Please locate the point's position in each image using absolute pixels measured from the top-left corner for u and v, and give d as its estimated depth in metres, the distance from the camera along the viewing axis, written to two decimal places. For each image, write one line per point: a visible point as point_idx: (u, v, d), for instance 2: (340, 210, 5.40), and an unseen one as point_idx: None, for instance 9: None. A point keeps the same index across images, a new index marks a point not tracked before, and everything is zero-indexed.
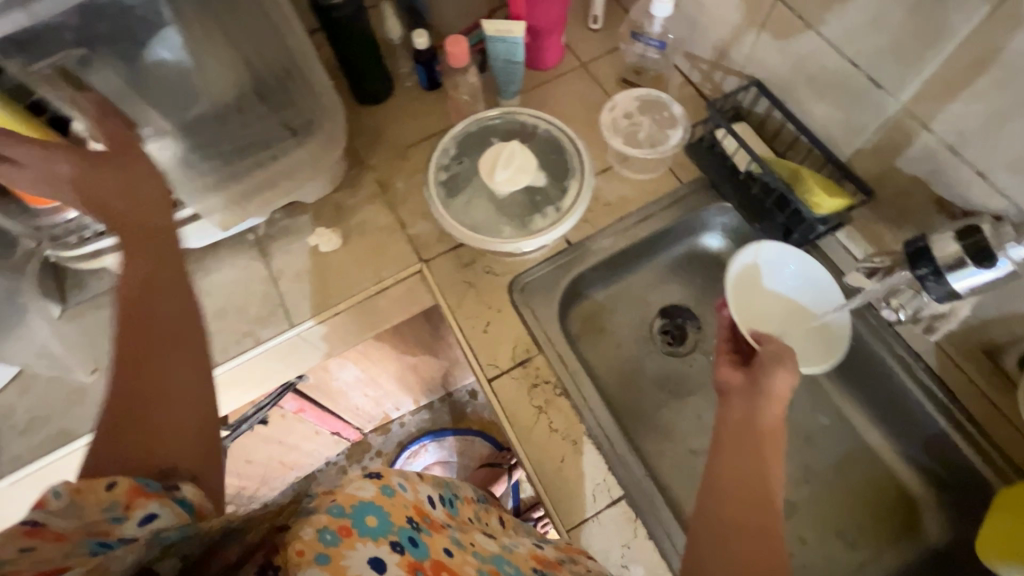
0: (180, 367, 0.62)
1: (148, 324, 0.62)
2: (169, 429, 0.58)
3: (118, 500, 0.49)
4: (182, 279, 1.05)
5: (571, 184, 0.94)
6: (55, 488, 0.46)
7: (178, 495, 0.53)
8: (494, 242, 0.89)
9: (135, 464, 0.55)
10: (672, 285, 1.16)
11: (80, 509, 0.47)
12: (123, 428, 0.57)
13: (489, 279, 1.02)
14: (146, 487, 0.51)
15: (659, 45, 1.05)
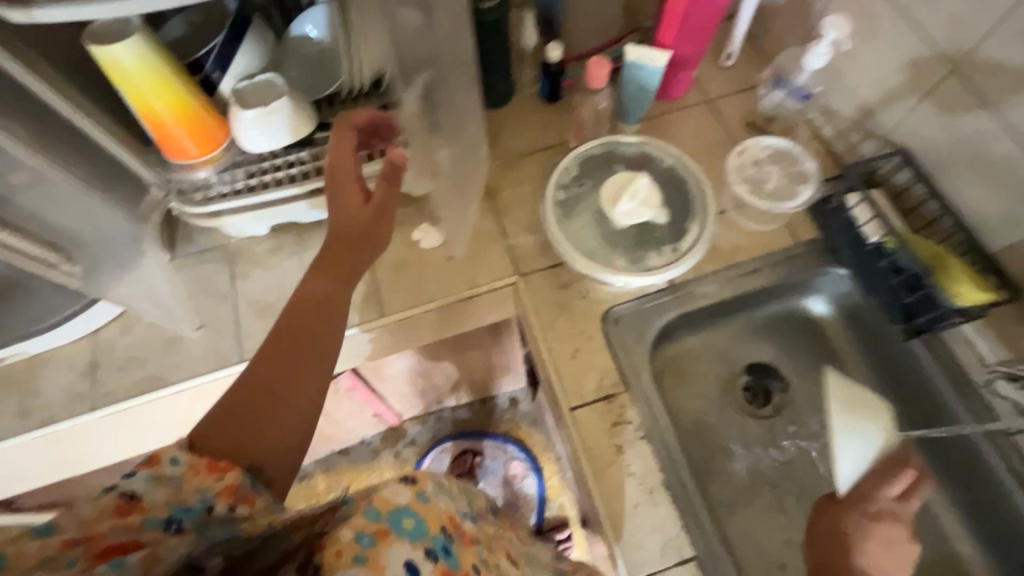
0: (301, 386, 0.73)
1: (291, 347, 0.74)
2: (269, 433, 0.68)
3: (211, 489, 0.61)
4: (284, 249, 1.08)
5: (691, 225, 0.91)
6: (170, 461, 0.60)
7: (264, 503, 0.64)
8: (604, 272, 0.87)
9: (235, 448, 0.66)
10: (764, 343, 1.11)
11: (173, 486, 0.59)
12: (242, 416, 0.68)
13: (584, 305, 1.00)
14: (235, 480, 0.62)
15: (803, 97, 1.01)
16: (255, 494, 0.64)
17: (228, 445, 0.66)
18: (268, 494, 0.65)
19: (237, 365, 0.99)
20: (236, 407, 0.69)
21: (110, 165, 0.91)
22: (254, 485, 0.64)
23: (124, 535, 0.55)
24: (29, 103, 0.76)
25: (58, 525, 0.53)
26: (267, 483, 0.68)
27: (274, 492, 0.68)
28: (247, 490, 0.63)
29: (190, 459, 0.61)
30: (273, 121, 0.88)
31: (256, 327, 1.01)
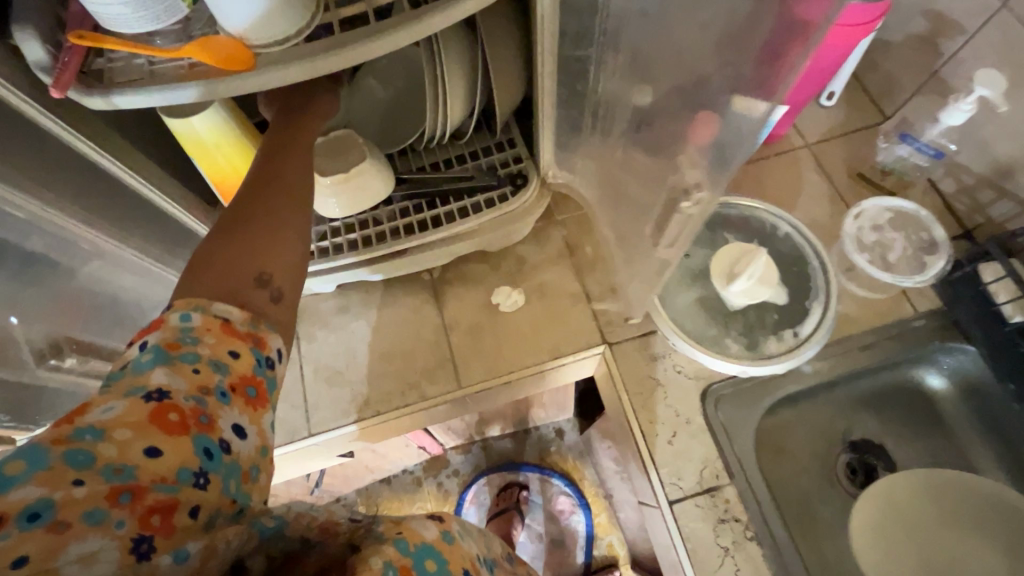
0: (289, 211, 0.62)
1: (269, 181, 0.63)
2: (277, 236, 0.59)
3: (227, 368, 0.49)
4: (351, 308, 1.01)
5: (811, 305, 0.83)
6: (184, 335, 0.48)
7: (271, 354, 0.53)
8: (717, 359, 0.80)
9: (227, 280, 0.54)
10: (871, 418, 1.00)
11: (195, 373, 0.47)
12: (242, 218, 0.58)
13: (680, 381, 0.91)
14: (235, 321, 0.51)
15: (936, 153, 0.96)
16: (262, 351, 0.52)
17: (229, 271, 0.54)
18: (275, 332, 0.55)
19: (306, 438, 0.94)
20: (225, 235, 0.57)
21: (178, 233, 0.85)
22: (261, 356, 0.52)
23: (163, 491, 0.42)
24: (106, 186, 0.70)
25: (94, 444, 0.40)
26: (278, 293, 0.56)
27: (282, 302, 0.57)
28: (256, 334, 0.52)
29: (229, 312, 0.51)
30: (353, 185, 0.82)
31: (324, 397, 0.95)
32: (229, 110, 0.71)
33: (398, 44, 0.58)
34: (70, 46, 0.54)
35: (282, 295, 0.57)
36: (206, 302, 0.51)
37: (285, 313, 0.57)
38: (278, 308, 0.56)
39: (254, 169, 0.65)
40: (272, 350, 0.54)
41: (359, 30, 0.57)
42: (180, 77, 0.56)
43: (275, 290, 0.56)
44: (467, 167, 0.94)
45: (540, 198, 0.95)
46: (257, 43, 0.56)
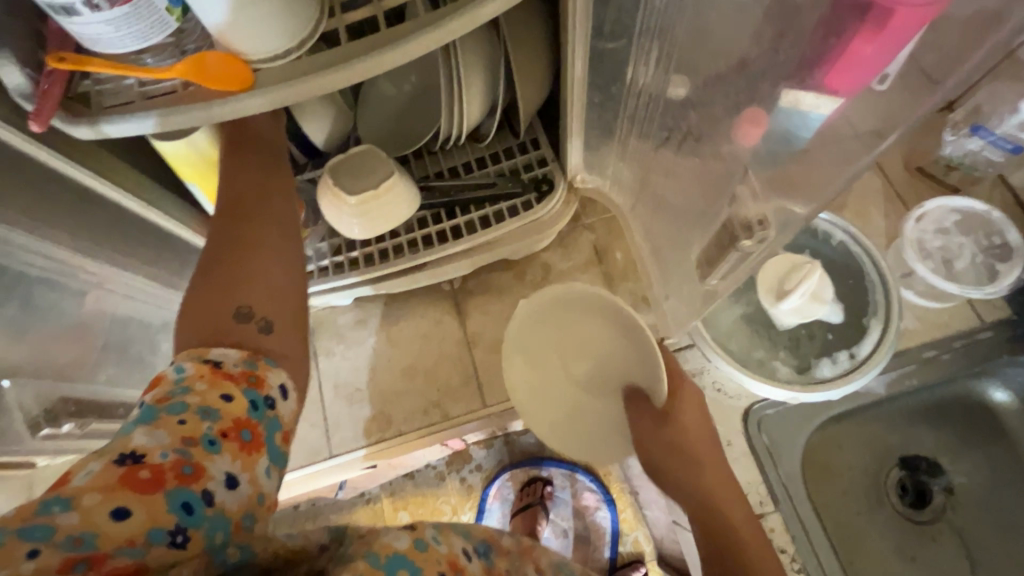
0: (271, 236, 0.58)
1: (244, 211, 0.59)
2: (259, 268, 0.55)
3: (218, 413, 0.43)
4: (369, 322, 0.96)
5: (870, 322, 0.75)
6: (175, 388, 0.44)
7: (270, 393, 0.48)
8: (766, 386, 0.74)
9: (210, 322, 0.51)
10: (926, 433, 0.92)
11: (180, 424, 0.42)
12: (222, 253, 0.55)
13: (721, 402, 0.84)
14: (227, 364, 0.47)
15: (1010, 147, 0.84)
16: (260, 391, 0.47)
17: (209, 313, 0.51)
18: (277, 369, 0.50)
19: (328, 459, 0.91)
20: (206, 276, 0.54)
21: (185, 251, 0.81)
22: (258, 396, 0.47)
23: (129, 555, 0.36)
24: (107, 214, 0.66)
25: (54, 516, 0.34)
26: (267, 324, 0.53)
27: (274, 332, 0.53)
28: (252, 372, 0.48)
29: (224, 356, 0.48)
30: (382, 204, 0.76)
31: (345, 416, 0.92)
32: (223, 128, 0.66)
33: (410, 56, 0.51)
34: (49, 71, 0.48)
35: (272, 324, 0.53)
36: (201, 351, 0.48)
37: (281, 343, 0.53)
38: (270, 338, 0.52)
39: (228, 197, 0.60)
40: (273, 388, 0.49)
41: (370, 40, 0.51)
42: (173, 101, 0.50)
43: (263, 321, 0.53)
44: (488, 172, 0.87)
45: (568, 204, 0.89)
46: (257, 57, 0.49)
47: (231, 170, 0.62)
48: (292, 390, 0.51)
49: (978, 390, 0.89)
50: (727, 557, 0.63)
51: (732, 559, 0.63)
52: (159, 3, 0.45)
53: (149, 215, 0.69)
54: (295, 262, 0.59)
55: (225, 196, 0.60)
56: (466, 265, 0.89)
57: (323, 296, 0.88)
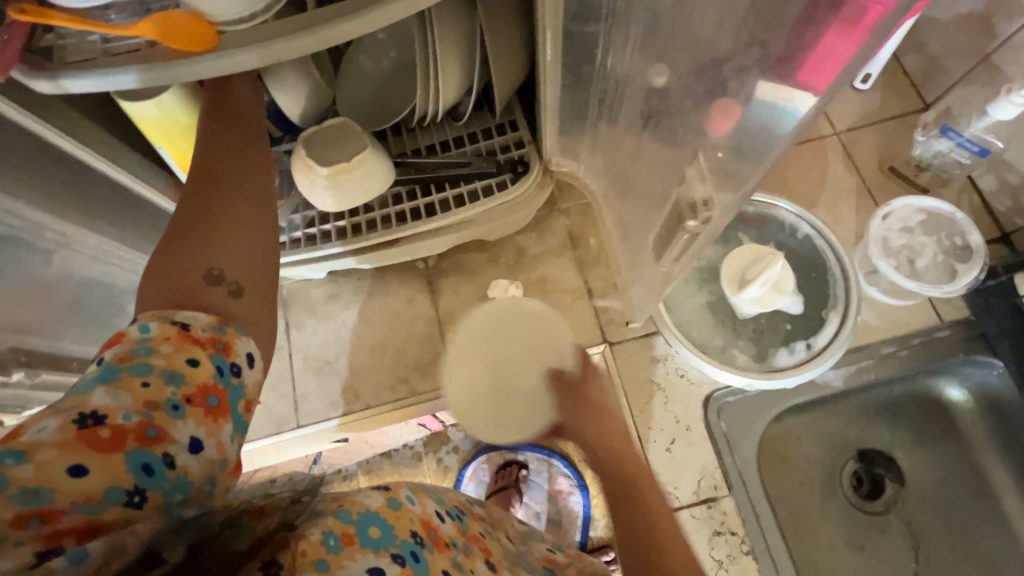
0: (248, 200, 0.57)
1: (221, 175, 0.58)
2: (231, 230, 0.54)
3: (183, 378, 0.43)
4: (343, 297, 0.97)
5: (829, 315, 0.77)
6: (139, 348, 0.43)
7: (237, 360, 0.48)
8: (725, 372, 0.75)
9: (177, 279, 0.49)
10: (881, 428, 0.94)
11: (143, 387, 0.41)
12: (194, 215, 0.54)
13: (683, 386, 0.87)
14: (195, 326, 0.46)
15: (979, 150, 0.84)
16: (227, 357, 0.47)
17: (176, 271, 0.50)
18: (245, 337, 0.50)
19: (295, 429, 0.92)
20: (178, 236, 0.52)
21: (157, 216, 0.81)
22: (225, 363, 0.46)
23: (82, 513, 0.36)
24: (74, 173, 0.66)
25: (9, 469, 0.35)
26: (237, 287, 0.51)
27: (244, 296, 0.52)
28: (221, 338, 0.47)
29: (192, 318, 0.47)
30: (354, 178, 0.77)
31: (313, 388, 0.93)
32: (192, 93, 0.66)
33: (375, 27, 0.52)
34: (8, 22, 0.47)
35: (242, 288, 0.51)
36: (169, 311, 0.46)
37: (251, 307, 0.52)
38: (240, 302, 0.51)
39: (205, 162, 0.59)
40: (240, 356, 0.48)
41: (338, 7, 0.51)
42: (136, 59, 0.50)
43: (233, 285, 0.51)
44: (465, 151, 0.88)
45: (541, 189, 0.90)
46: (222, 21, 0.50)
47: (210, 137, 0.61)
48: (259, 357, 0.51)
49: (934, 388, 0.92)
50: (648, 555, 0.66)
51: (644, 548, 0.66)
52: None
53: (116, 175, 0.68)
54: (270, 228, 0.57)
55: (203, 160, 0.59)
56: (439, 243, 0.89)
57: (296, 268, 0.88)
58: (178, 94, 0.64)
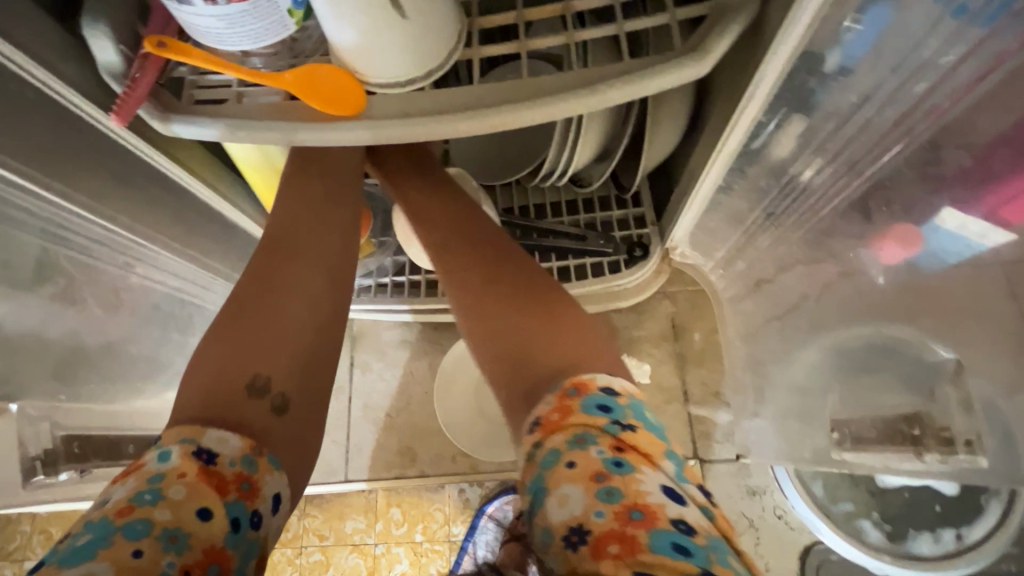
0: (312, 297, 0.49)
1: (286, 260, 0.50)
2: (283, 333, 0.46)
3: (186, 542, 0.35)
4: (414, 345, 0.90)
5: (990, 501, 0.61)
6: (145, 492, 0.36)
7: (262, 507, 0.39)
8: (849, 548, 0.71)
9: (219, 388, 0.42)
10: None
11: (135, 556, 0.34)
12: (253, 312, 0.46)
13: (778, 530, 0.77)
14: (222, 459, 0.38)
15: None
16: (250, 505, 0.38)
17: (218, 376, 0.43)
18: (279, 471, 0.41)
19: (341, 482, 0.86)
20: (229, 334, 0.45)
21: (241, 237, 0.76)
22: (244, 514, 0.38)
23: None
24: (173, 198, 0.61)
25: None
26: (283, 400, 0.44)
27: (290, 412, 0.44)
28: (248, 476, 0.39)
29: (220, 448, 0.39)
30: None
31: (369, 441, 0.86)
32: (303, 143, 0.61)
33: (546, 119, 0.42)
34: (145, 55, 0.42)
35: (288, 401, 0.44)
36: (197, 432, 0.39)
37: (294, 427, 0.44)
38: (285, 422, 0.43)
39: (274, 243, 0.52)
40: (266, 500, 0.39)
41: (505, 88, 0.42)
42: (268, 111, 0.44)
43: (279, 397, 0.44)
44: (578, 220, 0.79)
45: (657, 274, 0.83)
46: (376, 82, 0.42)
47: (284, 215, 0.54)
48: (288, 499, 0.42)
49: None
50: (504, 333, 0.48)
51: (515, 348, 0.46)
52: (282, 1, 0.38)
53: (211, 200, 0.63)
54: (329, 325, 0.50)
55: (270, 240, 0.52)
56: None
57: (374, 313, 0.82)
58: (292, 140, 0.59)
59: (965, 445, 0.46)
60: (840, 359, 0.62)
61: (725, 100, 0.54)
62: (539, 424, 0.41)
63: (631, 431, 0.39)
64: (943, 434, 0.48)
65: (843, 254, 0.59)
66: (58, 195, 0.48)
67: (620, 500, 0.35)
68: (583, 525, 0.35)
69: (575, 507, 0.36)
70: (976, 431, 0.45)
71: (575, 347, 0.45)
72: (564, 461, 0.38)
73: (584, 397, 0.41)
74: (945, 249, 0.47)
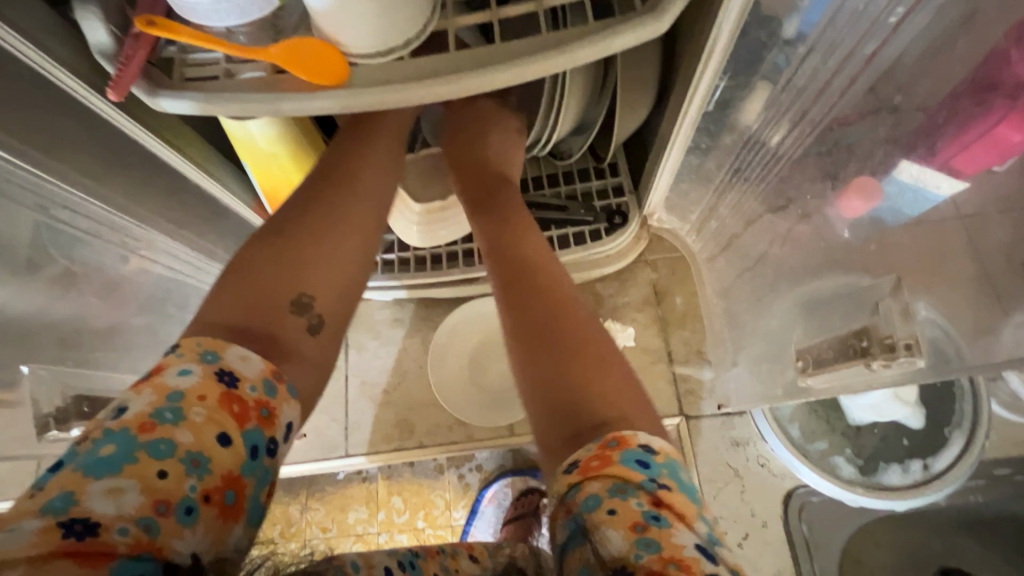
0: (348, 228, 0.52)
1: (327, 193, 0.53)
2: (321, 256, 0.49)
3: (207, 466, 0.36)
4: (407, 324, 0.93)
5: (951, 435, 0.76)
6: (165, 412, 0.36)
7: (276, 434, 0.41)
8: (829, 482, 0.77)
9: (259, 299, 0.45)
10: (977, 547, 0.79)
11: (158, 476, 0.35)
12: (290, 231, 0.49)
13: (763, 477, 0.80)
14: (244, 383, 0.40)
15: None
16: (267, 432, 0.40)
17: (263, 288, 0.46)
18: (293, 401, 0.43)
19: (341, 457, 0.88)
20: (266, 249, 0.48)
21: (230, 221, 0.78)
22: (261, 440, 0.39)
23: None
24: (166, 179, 0.64)
25: None
26: (318, 323, 0.47)
27: (322, 335, 0.47)
28: (267, 403, 0.40)
29: (242, 369, 0.40)
30: (447, 215, 0.73)
31: (366, 417, 0.89)
32: (293, 128, 0.62)
33: (520, 79, 0.45)
34: (136, 34, 0.44)
35: (322, 325, 0.47)
36: (220, 344, 0.41)
37: (323, 350, 0.47)
38: (316, 341, 0.47)
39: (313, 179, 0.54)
40: (280, 428, 0.41)
41: (481, 53, 0.45)
42: (256, 85, 0.46)
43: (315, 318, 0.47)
44: (558, 192, 0.82)
45: (637, 240, 0.86)
46: (356, 51, 0.44)
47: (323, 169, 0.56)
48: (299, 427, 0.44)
49: None
50: (550, 366, 0.48)
51: (563, 396, 0.46)
52: None
53: (203, 183, 0.65)
54: (363, 275, 0.52)
55: (307, 187, 0.53)
56: None
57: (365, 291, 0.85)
58: (277, 122, 0.60)
59: (905, 348, 0.52)
60: (809, 306, 0.65)
61: (687, 56, 0.57)
62: (578, 463, 0.42)
63: (670, 487, 0.40)
64: (885, 341, 0.54)
65: (806, 203, 0.62)
66: (54, 174, 0.50)
67: (658, 553, 0.36)
68: (624, 569, 0.36)
69: (616, 547, 0.37)
70: (914, 335, 0.51)
71: (624, 404, 0.45)
72: (604, 508, 0.38)
73: (623, 450, 0.41)
74: (904, 197, 0.51)
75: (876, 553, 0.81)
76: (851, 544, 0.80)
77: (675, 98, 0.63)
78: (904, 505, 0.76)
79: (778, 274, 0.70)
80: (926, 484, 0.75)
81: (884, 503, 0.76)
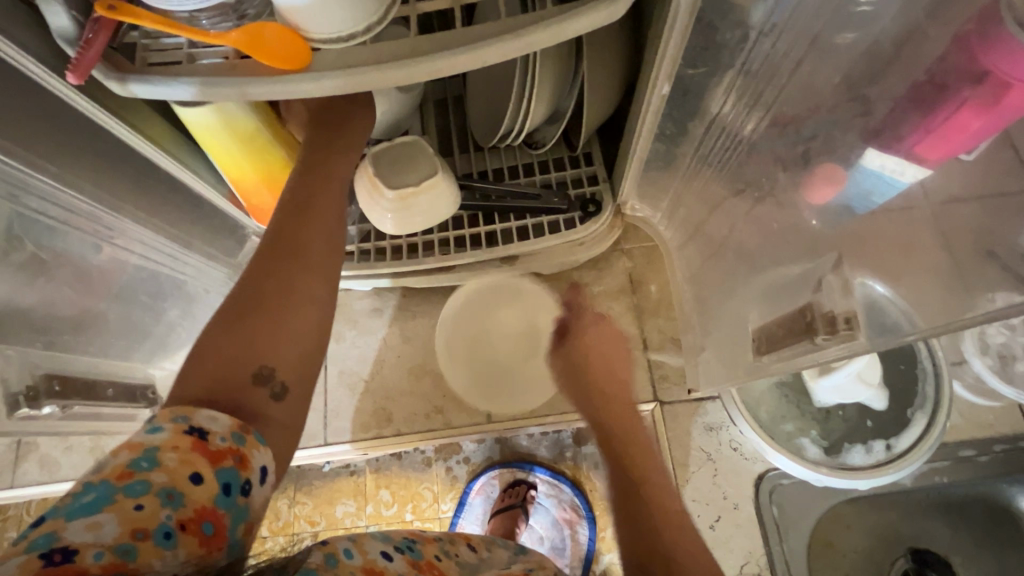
0: (312, 289, 0.52)
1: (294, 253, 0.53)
2: (285, 326, 0.49)
3: (182, 499, 0.37)
4: (387, 313, 0.93)
5: (914, 416, 0.78)
6: (141, 458, 0.37)
7: (250, 476, 0.41)
8: (790, 462, 0.78)
9: (219, 373, 0.45)
10: (943, 528, 0.81)
11: (135, 509, 0.35)
12: (254, 302, 0.49)
13: (735, 461, 0.82)
14: (214, 434, 0.40)
15: None
16: (240, 473, 0.40)
17: (226, 363, 0.46)
18: (263, 446, 0.44)
19: (322, 446, 0.89)
20: (231, 324, 0.48)
21: (204, 210, 0.78)
22: (235, 479, 0.40)
23: None
24: (137, 167, 0.64)
25: None
26: (282, 390, 0.48)
27: (287, 401, 0.48)
28: (239, 450, 0.41)
29: (211, 425, 0.41)
30: (419, 202, 0.73)
31: (346, 406, 0.90)
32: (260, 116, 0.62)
33: (481, 64, 0.46)
34: (96, 17, 0.44)
35: (286, 391, 0.48)
36: (185, 411, 0.41)
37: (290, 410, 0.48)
38: (281, 405, 0.47)
39: (281, 236, 0.54)
40: (255, 471, 0.42)
41: (443, 38, 0.46)
42: (219, 70, 0.46)
43: (279, 386, 0.48)
44: (534, 181, 0.83)
45: (612, 228, 0.87)
46: (318, 36, 0.45)
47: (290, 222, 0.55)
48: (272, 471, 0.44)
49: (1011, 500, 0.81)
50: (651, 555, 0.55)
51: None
52: None
53: (174, 170, 0.65)
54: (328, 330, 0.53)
55: (274, 254, 0.53)
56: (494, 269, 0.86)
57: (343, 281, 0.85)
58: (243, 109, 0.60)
59: (846, 322, 0.52)
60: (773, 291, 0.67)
61: (652, 42, 0.58)
62: None
63: None
64: (828, 315, 0.54)
65: (769, 188, 0.64)
66: (22, 161, 0.50)
67: None
68: None
69: None
70: (853, 309, 0.52)
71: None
72: None
73: None
74: (860, 179, 0.52)
75: (846, 533, 0.82)
76: (821, 525, 0.82)
77: (643, 85, 0.64)
78: (864, 483, 0.76)
79: (745, 260, 0.72)
80: (887, 463, 0.76)
81: (839, 480, 0.76)
